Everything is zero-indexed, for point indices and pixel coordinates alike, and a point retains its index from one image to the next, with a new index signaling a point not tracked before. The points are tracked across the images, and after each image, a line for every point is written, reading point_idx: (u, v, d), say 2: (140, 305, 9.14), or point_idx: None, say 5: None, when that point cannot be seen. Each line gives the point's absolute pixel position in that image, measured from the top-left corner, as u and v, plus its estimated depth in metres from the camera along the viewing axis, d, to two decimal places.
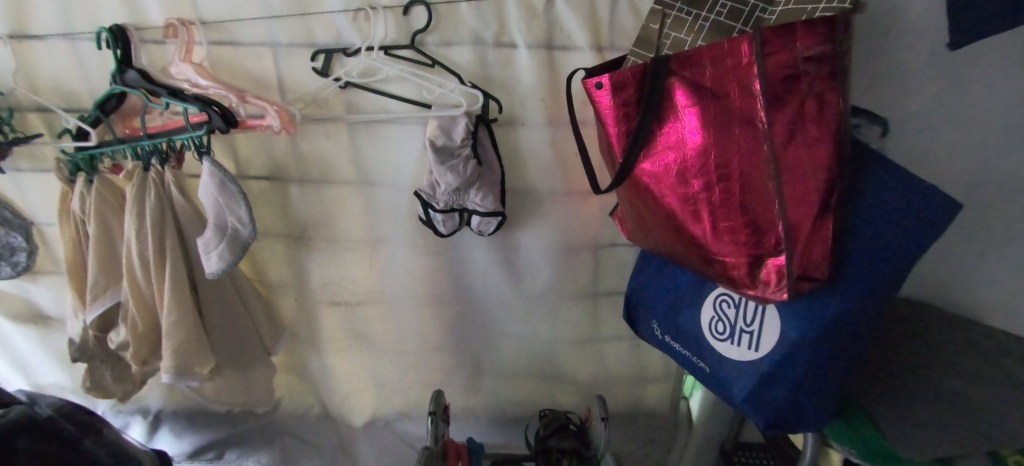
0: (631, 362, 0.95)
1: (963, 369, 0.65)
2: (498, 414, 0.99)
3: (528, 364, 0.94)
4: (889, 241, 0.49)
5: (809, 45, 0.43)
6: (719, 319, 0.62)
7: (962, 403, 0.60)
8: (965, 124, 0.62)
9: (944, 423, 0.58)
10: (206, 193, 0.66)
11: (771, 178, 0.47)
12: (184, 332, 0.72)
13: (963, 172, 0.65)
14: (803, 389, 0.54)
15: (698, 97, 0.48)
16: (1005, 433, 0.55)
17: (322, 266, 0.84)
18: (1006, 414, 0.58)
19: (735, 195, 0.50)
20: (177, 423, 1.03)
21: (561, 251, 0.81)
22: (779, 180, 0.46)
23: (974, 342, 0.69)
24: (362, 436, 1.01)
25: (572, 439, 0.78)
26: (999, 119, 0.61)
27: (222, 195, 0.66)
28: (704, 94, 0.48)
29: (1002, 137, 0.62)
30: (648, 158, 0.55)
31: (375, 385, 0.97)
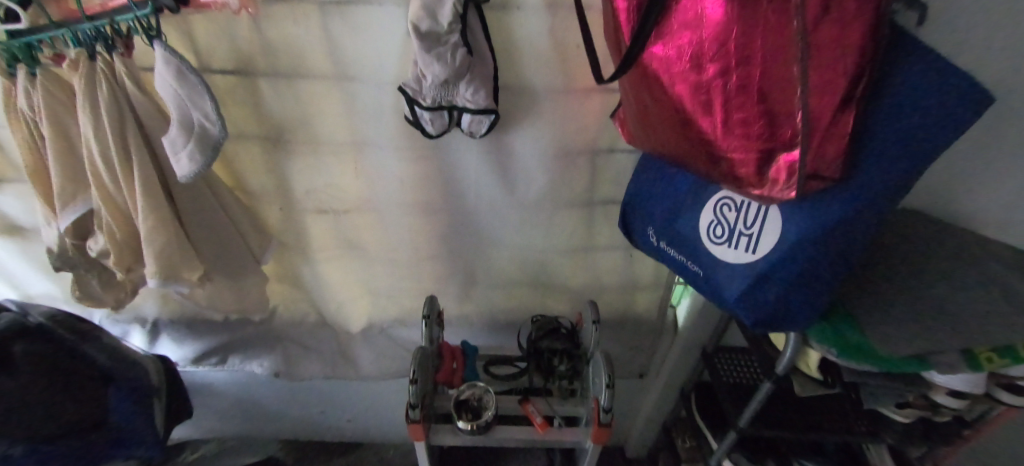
0: (623, 271, 0.96)
1: (953, 273, 0.65)
2: (492, 320, 1.02)
3: (521, 273, 0.94)
4: (914, 136, 0.46)
5: None
6: (719, 223, 0.60)
7: (946, 304, 0.61)
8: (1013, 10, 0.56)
9: (925, 324, 0.59)
10: (166, 85, 0.60)
11: (796, 61, 0.40)
12: (164, 239, 0.69)
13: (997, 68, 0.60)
14: (796, 291, 0.54)
15: None
16: (979, 333, 0.58)
17: (304, 171, 0.80)
18: (986, 314, 0.60)
19: (753, 82, 0.44)
20: (177, 331, 1.05)
21: (557, 156, 0.77)
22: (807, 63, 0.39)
23: (967, 248, 0.69)
24: (360, 341, 1.05)
25: (564, 340, 0.81)
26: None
27: (182, 86, 0.60)
28: None
29: None
30: (661, 38, 0.49)
31: (369, 293, 0.98)
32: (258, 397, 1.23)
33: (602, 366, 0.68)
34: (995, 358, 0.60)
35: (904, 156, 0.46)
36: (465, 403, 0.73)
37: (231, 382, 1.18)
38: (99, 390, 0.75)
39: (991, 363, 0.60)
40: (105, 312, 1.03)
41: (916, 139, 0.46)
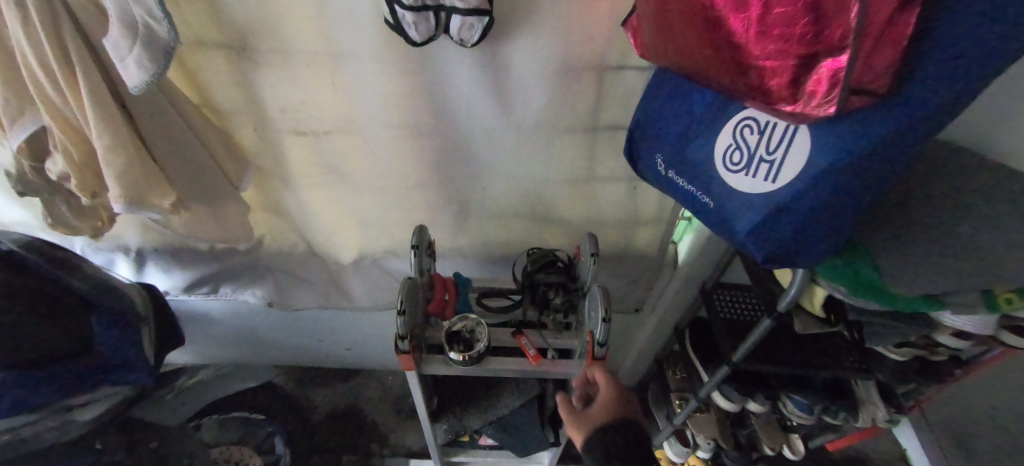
0: (625, 204, 0.91)
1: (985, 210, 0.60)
2: (487, 253, 0.99)
3: (518, 204, 0.89)
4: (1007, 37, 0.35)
5: None
6: (737, 147, 0.53)
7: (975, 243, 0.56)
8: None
9: (944, 265, 0.55)
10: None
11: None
12: (125, 159, 0.63)
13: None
14: (814, 226, 0.49)
15: None
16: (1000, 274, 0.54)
17: (277, 86, 0.71)
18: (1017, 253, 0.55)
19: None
20: (163, 260, 1.02)
21: (560, 72, 0.68)
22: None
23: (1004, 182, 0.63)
24: (351, 272, 1.02)
25: (560, 273, 0.78)
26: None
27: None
28: None
29: None
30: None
31: (359, 223, 0.93)
32: (254, 325, 1.24)
33: (598, 300, 0.65)
34: (1014, 299, 0.56)
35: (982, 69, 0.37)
36: (456, 335, 0.72)
37: (226, 310, 1.17)
38: (79, 319, 0.73)
39: (1010, 305, 0.56)
40: (85, 240, 0.98)
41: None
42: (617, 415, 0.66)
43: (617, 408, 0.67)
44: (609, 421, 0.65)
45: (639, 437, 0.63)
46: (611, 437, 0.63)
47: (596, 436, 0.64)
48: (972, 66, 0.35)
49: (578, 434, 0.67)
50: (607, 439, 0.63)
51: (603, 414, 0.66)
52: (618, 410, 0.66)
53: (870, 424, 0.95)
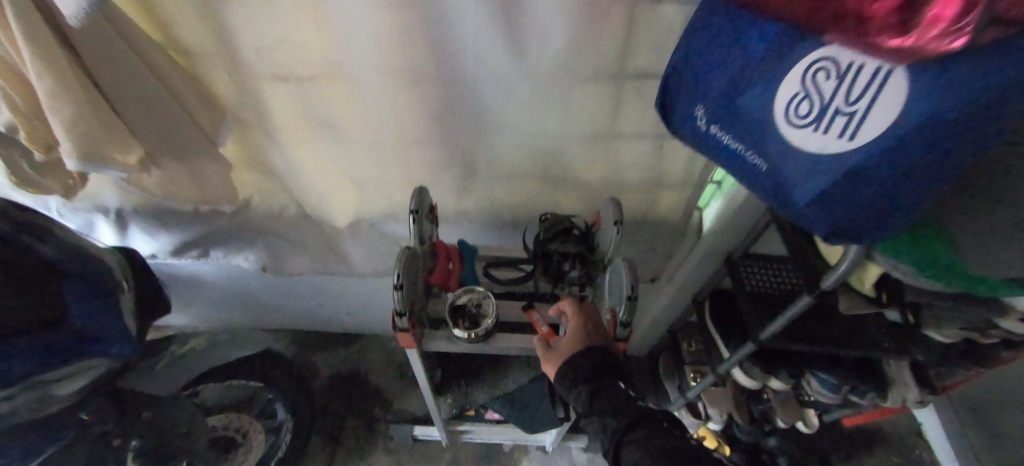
0: (648, 166, 0.81)
1: None
2: (494, 216, 0.91)
3: (529, 163, 0.80)
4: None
5: None
6: (806, 97, 0.42)
7: None
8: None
9: None
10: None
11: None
12: (75, 105, 0.54)
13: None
14: (895, 198, 0.38)
15: None
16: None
17: (248, 22, 0.60)
18: None
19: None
20: (146, 222, 0.95)
21: (586, 6, 0.56)
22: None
23: None
24: (347, 235, 0.95)
25: (576, 243, 0.70)
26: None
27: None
28: None
29: None
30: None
31: (353, 183, 0.85)
32: (251, 289, 1.19)
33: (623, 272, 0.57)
34: None
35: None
36: (461, 310, 0.65)
37: (219, 274, 1.12)
38: (49, 286, 0.65)
39: None
40: (58, 200, 0.90)
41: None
42: (587, 345, 0.62)
43: (586, 339, 0.63)
44: (579, 353, 0.61)
45: (609, 364, 0.61)
46: (579, 370, 0.60)
47: (566, 371, 0.60)
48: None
49: (549, 367, 0.63)
50: (576, 372, 0.60)
51: (572, 345, 0.62)
52: (588, 342, 0.62)
53: (899, 405, 0.90)
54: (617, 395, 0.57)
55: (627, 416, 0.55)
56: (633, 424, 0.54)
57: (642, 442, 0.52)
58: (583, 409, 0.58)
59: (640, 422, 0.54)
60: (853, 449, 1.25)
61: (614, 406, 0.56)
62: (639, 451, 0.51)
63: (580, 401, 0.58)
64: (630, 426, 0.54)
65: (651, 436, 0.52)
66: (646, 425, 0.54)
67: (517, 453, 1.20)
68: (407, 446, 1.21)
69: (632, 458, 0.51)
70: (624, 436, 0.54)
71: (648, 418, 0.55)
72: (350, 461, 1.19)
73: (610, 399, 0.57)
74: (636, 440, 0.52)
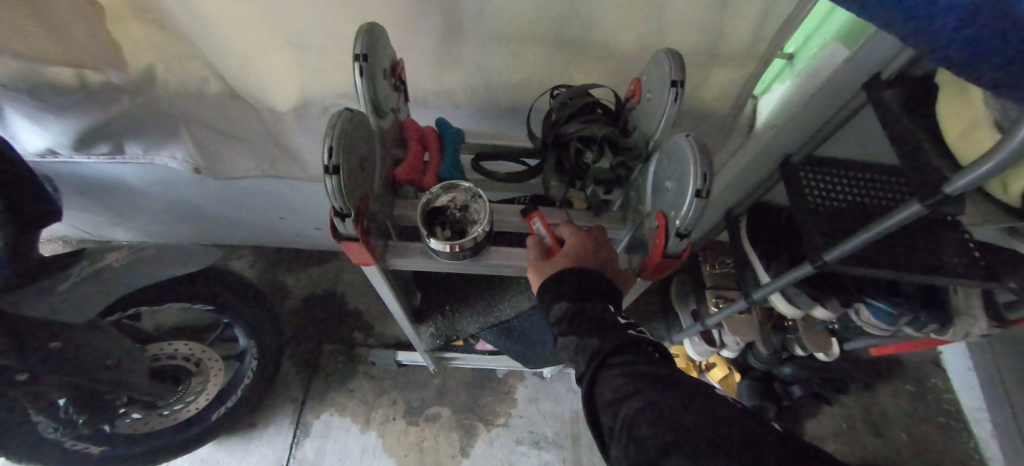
0: (707, 24, 0.57)
1: None
2: (488, 101, 0.69)
3: (539, 17, 0.56)
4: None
5: None
6: None
7: None
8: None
9: None
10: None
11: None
12: None
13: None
14: None
15: None
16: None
17: None
18: None
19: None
20: (23, 103, 0.70)
21: None
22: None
23: None
24: (297, 125, 0.73)
25: (603, 124, 0.49)
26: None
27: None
28: None
29: None
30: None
31: (291, 42, 0.61)
32: (192, 197, 0.98)
33: (692, 157, 0.38)
34: None
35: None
36: (440, 214, 0.47)
37: (148, 178, 0.90)
38: None
39: None
40: None
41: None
42: (582, 261, 0.46)
43: (585, 258, 0.45)
44: (570, 271, 0.45)
45: (608, 290, 0.45)
46: (565, 286, 0.44)
47: (548, 284, 0.45)
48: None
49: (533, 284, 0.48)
50: (561, 288, 0.44)
51: (564, 261, 0.46)
52: (586, 264, 0.45)
53: (958, 338, 0.76)
54: (606, 318, 0.42)
55: (613, 338, 0.40)
56: (620, 348, 0.39)
57: (629, 370, 0.37)
58: (558, 330, 0.43)
59: (629, 348, 0.39)
60: (867, 375, 1.17)
61: (600, 327, 0.41)
62: (624, 379, 0.37)
63: (556, 320, 0.43)
64: (616, 349, 0.39)
65: (642, 363, 0.37)
66: (637, 352, 0.39)
67: (512, 379, 1.11)
68: (391, 371, 1.11)
69: (613, 385, 0.37)
70: (607, 361, 0.39)
71: (639, 344, 0.40)
72: (329, 386, 1.08)
73: (596, 319, 0.42)
74: (622, 367, 0.38)
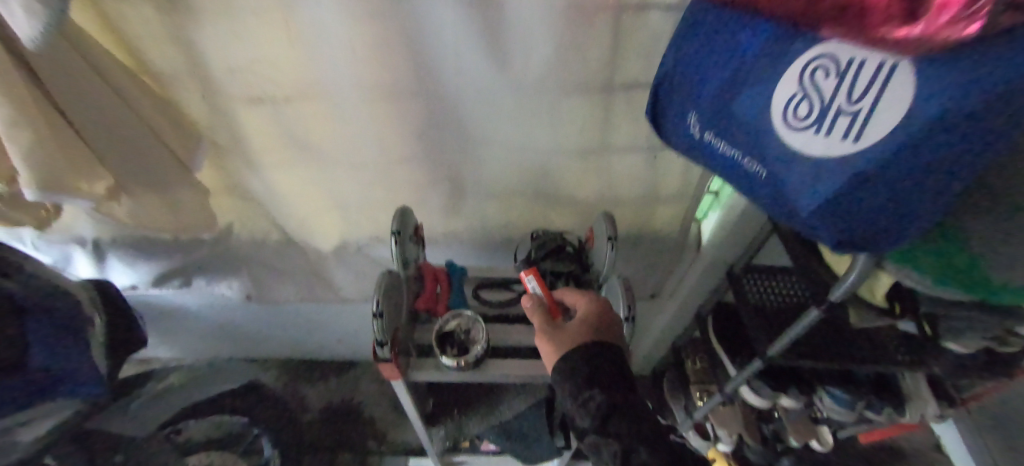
0: (644, 178, 0.78)
1: None
2: (485, 238, 0.88)
3: (519, 181, 0.77)
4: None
5: None
6: (805, 98, 0.38)
7: None
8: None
9: None
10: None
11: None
12: (35, 134, 0.50)
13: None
14: (916, 197, 0.34)
15: None
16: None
17: (216, 42, 0.57)
18: None
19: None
20: (123, 252, 0.90)
21: (565, 15, 0.54)
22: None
23: None
24: (335, 262, 0.92)
25: (569, 262, 0.68)
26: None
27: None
28: None
29: None
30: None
31: (336, 205, 0.81)
32: (236, 318, 1.13)
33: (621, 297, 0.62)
34: None
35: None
36: (449, 336, 0.61)
37: (203, 304, 1.07)
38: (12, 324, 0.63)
39: None
40: (32, 231, 0.85)
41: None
42: (607, 344, 0.55)
43: (609, 336, 0.56)
44: (589, 343, 0.55)
45: (631, 388, 0.53)
46: (601, 374, 0.52)
47: (582, 366, 0.53)
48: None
49: (549, 343, 0.56)
50: (598, 376, 0.52)
51: (579, 332, 0.56)
52: (602, 332, 0.56)
53: (918, 420, 0.84)
54: (642, 425, 0.50)
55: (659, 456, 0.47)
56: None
57: None
58: (594, 423, 0.50)
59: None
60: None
61: (635, 435, 0.49)
62: None
63: (592, 411, 0.50)
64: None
65: None
66: None
67: None
68: None
69: None
70: None
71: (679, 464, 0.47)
72: None
73: (630, 424, 0.50)
74: None
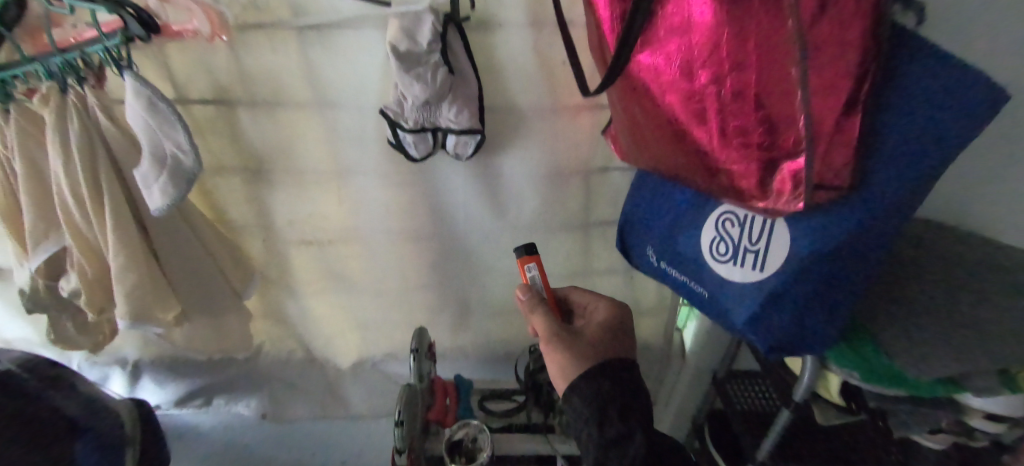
0: (624, 294, 0.91)
1: (986, 263, 0.58)
2: (488, 353, 0.97)
3: (517, 301, 0.89)
4: (948, 106, 0.39)
5: None
6: (722, 240, 0.54)
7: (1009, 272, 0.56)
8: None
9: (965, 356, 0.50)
10: (124, 69, 0.56)
11: (794, 39, 0.35)
12: (136, 276, 0.65)
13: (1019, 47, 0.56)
14: (812, 309, 0.48)
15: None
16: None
17: (286, 201, 0.77)
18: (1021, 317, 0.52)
19: (750, 72, 0.39)
20: (157, 373, 0.99)
21: (546, 178, 0.73)
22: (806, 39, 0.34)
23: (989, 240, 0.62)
24: (350, 378, 1.00)
25: None
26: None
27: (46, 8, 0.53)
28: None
29: None
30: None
31: (358, 326, 0.93)
32: None
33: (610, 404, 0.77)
34: None
35: (956, 140, 0.39)
36: (458, 445, 0.68)
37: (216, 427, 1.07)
38: (66, 444, 0.69)
39: None
40: (82, 354, 0.96)
41: (960, 108, 0.39)
42: (627, 359, 0.53)
43: (624, 349, 0.54)
44: (613, 359, 0.52)
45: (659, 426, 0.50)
46: (636, 408, 0.48)
47: (615, 396, 0.48)
48: (922, 142, 0.39)
49: (557, 338, 0.53)
50: (632, 411, 0.48)
51: (598, 341, 0.54)
52: (618, 344, 0.54)
53: None
54: None
55: None
56: None
57: None
58: None
59: None
60: None
61: None
62: None
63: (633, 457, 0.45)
64: None
65: None
66: None
67: None
68: None
69: None
70: None
71: None
72: None
73: None
74: None
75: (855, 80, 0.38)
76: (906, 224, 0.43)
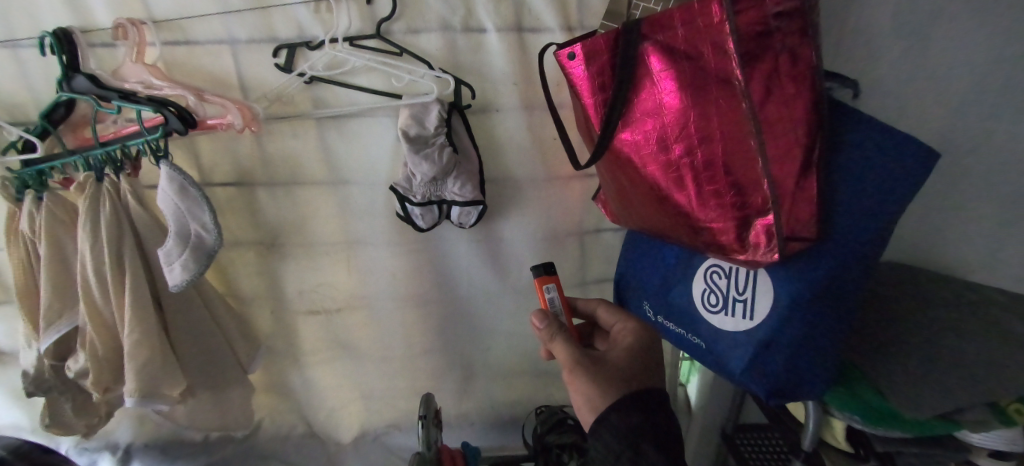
0: None
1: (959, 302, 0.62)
2: (494, 417, 0.96)
3: (521, 362, 0.90)
4: (885, 164, 0.45)
5: (786, 38, 0.42)
6: (711, 291, 0.58)
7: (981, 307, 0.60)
8: (941, 42, 0.61)
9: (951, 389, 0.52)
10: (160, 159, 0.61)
11: (747, 117, 0.43)
12: (148, 353, 0.66)
13: (946, 112, 0.65)
14: (802, 353, 0.50)
15: (684, 85, 0.45)
16: (1006, 380, 0.51)
17: (296, 272, 0.81)
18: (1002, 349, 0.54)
19: (716, 143, 0.46)
20: (148, 457, 0.95)
21: (544, 239, 0.78)
22: (757, 117, 0.43)
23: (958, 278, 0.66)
24: (352, 452, 0.97)
25: (571, 432, 0.77)
26: (980, 35, 0.60)
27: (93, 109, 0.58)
28: (688, 85, 0.45)
29: (956, 108, 0.64)
30: (566, 44, 0.53)
31: (362, 396, 0.92)
32: None
33: None
34: None
35: (897, 194, 0.45)
36: None
37: None
38: None
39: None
40: (74, 438, 0.93)
41: (898, 166, 0.45)
42: (654, 387, 0.52)
43: (649, 374, 0.53)
44: (639, 388, 0.51)
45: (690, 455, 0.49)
46: (667, 440, 0.48)
47: (646, 427, 0.47)
48: (866, 198, 0.46)
49: (582, 368, 0.51)
50: (665, 443, 0.47)
51: (621, 367, 0.53)
52: (644, 368, 0.53)
53: None
54: None
55: None
56: None
57: None
58: None
59: None
60: None
61: None
62: None
63: None
64: None
65: None
66: None
67: None
68: None
69: None
70: None
71: None
72: None
73: None
74: None
75: (806, 146, 0.44)
76: (871, 268, 0.48)
